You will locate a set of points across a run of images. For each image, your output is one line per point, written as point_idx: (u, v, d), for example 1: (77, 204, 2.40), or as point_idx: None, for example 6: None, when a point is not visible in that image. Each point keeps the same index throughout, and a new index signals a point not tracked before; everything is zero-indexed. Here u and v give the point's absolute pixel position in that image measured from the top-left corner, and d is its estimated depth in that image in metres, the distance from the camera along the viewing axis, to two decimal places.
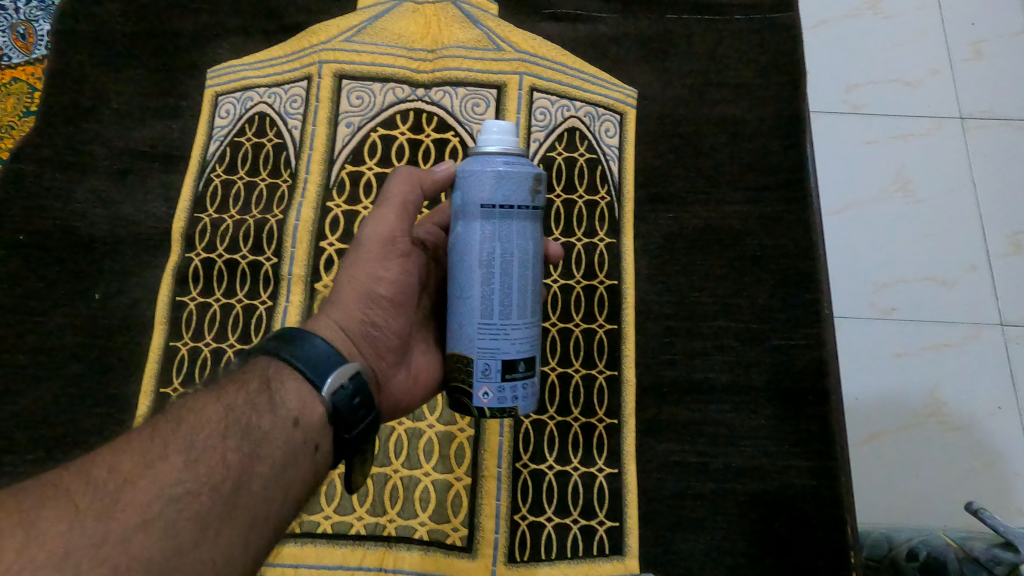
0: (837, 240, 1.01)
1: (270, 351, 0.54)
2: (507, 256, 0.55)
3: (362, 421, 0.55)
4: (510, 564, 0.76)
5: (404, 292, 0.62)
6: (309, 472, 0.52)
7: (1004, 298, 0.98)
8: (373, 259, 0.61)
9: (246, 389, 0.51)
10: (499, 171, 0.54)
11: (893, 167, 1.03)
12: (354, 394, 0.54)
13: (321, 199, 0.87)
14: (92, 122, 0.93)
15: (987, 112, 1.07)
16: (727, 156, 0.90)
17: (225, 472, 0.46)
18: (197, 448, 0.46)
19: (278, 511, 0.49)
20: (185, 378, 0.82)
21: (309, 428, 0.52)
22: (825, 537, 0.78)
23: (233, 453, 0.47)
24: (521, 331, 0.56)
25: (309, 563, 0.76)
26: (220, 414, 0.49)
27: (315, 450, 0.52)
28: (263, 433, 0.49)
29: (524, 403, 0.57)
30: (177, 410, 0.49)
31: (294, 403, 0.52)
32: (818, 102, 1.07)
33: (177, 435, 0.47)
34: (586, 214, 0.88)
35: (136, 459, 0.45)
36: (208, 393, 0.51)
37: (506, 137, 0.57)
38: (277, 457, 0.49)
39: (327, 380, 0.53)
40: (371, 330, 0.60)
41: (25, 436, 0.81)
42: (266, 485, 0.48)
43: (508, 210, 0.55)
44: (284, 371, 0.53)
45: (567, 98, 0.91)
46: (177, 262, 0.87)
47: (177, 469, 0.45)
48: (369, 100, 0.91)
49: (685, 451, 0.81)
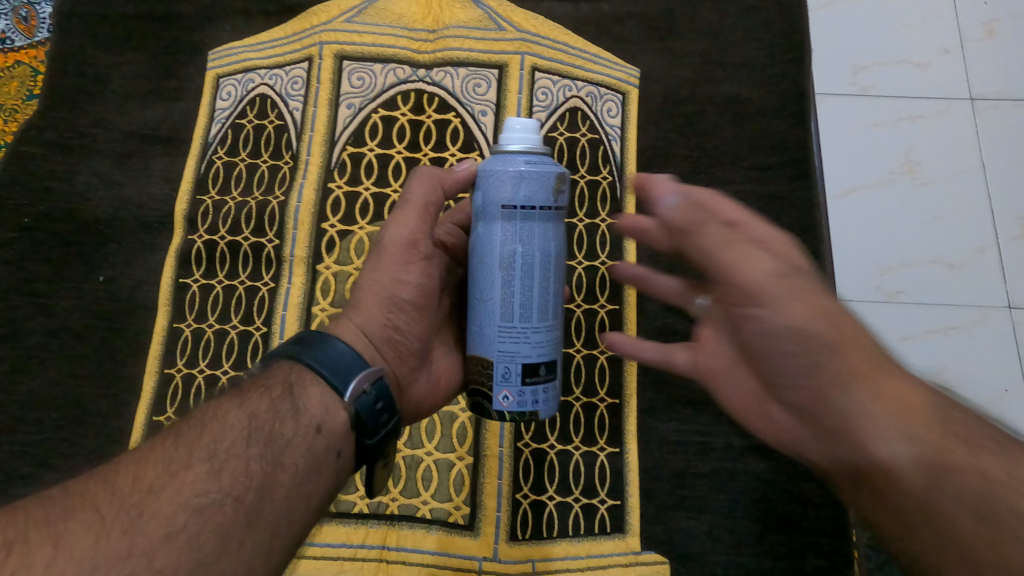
0: (843, 223, 1.00)
1: (292, 355, 0.53)
2: (529, 258, 0.53)
3: (384, 427, 0.53)
4: (512, 542, 0.76)
5: (426, 296, 0.61)
6: (331, 480, 0.50)
7: (1013, 281, 0.97)
8: (396, 262, 0.60)
9: (269, 395, 0.50)
10: (520, 171, 0.52)
11: (901, 148, 1.02)
12: (377, 399, 0.52)
13: (322, 180, 0.88)
14: (95, 105, 0.93)
15: (998, 93, 1.05)
16: (731, 135, 0.90)
17: (248, 481, 0.44)
18: (220, 458, 0.45)
19: (301, 519, 0.47)
20: (189, 359, 0.82)
21: (331, 434, 0.50)
22: (826, 516, 0.78)
23: (256, 462, 0.46)
24: (542, 334, 0.54)
25: (313, 541, 0.76)
26: (242, 422, 0.48)
27: (337, 457, 0.51)
28: (285, 442, 0.48)
29: (546, 407, 0.55)
30: (199, 416, 0.48)
31: (316, 409, 0.50)
32: (826, 84, 1.06)
33: (199, 444, 0.45)
34: (588, 195, 0.87)
35: (160, 469, 0.43)
36: (230, 399, 0.49)
37: (529, 135, 0.55)
38: (299, 466, 0.47)
39: (350, 386, 0.52)
40: (394, 335, 0.59)
41: (31, 415, 0.82)
42: (288, 495, 0.46)
43: (529, 211, 0.53)
44: (306, 376, 0.52)
45: (568, 78, 0.91)
46: (180, 244, 0.87)
47: (200, 479, 0.43)
48: (370, 81, 0.91)
49: (688, 431, 0.81)
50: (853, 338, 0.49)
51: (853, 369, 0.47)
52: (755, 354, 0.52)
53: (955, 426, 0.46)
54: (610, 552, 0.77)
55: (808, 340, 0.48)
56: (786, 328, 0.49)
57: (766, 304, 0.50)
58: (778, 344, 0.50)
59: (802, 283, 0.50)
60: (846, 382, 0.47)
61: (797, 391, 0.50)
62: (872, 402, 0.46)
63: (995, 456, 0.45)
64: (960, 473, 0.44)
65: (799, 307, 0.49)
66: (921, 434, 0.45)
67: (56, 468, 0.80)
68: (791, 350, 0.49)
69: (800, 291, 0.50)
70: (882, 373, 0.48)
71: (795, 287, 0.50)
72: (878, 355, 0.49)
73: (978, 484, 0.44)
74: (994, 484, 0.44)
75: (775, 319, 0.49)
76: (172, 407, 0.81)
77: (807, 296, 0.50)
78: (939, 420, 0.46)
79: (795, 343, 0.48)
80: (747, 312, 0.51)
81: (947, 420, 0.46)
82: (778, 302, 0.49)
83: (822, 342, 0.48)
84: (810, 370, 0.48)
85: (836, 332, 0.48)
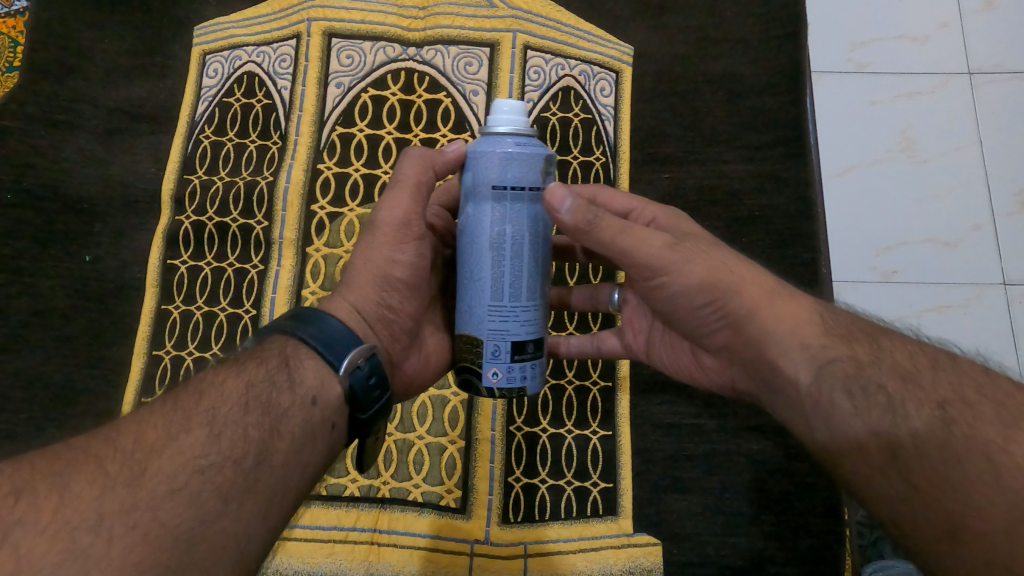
0: (838, 203, 0.99)
1: (286, 330, 0.51)
2: (518, 238, 0.52)
3: (378, 402, 0.51)
4: (504, 526, 0.76)
5: (418, 274, 0.60)
6: (325, 451, 0.49)
7: (1008, 257, 0.96)
8: (389, 242, 0.58)
9: (266, 365, 0.49)
10: (508, 152, 0.51)
11: (899, 126, 1.01)
12: (371, 374, 0.51)
13: (312, 161, 0.86)
14: (79, 81, 0.91)
15: (996, 68, 1.04)
16: (726, 113, 0.88)
17: (247, 446, 0.43)
18: (219, 423, 0.44)
19: (298, 486, 0.46)
20: (178, 341, 0.81)
21: (327, 407, 0.49)
22: (818, 496, 0.78)
23: (254, 429, 0.45)
24: (530, 312, 0.54)
25: (303, 523, 0.76)
26: (240, 390, 0.46)
27: (331, 429, 0.49)
28: (282, 410, 0.46)
29: (533, 383, 0.55)
30: (197, 383, 0.47)
31: (312, 380, 0.49)
32: (823, 62, 1.05)
33: (199, 407, 0.44)
34: (581, 176, 0.86)
35: (161, 430, 0.42)
36: (228, 367, 0.48)
37: (517, 117, 0.52)
38: (296, 435, 0.46)
39: (344, 360, 0.50)
40: (387, 312, 0.58)
41: (19, 395, 0.81)
42: (286, 461, 0.45)
43: (519, 193, 0.51)
44: (301, 350, 0.50)
45: (561, 57, 0.89)
46: (168, 224, 0.86)
47: (201, 441, 0.42)
48: (359, 59, 0.89)
49: (681, 413, 0.81)
50: (755, 280, 0.54)
51: (758, 301, 0.53)
52: (673, 315, 0.59)
53: (858, 335, 0.50)
54: (602, 534, 0.77)
55: (709, 290, 0.54)
56: (691, 287, 0.54)
57: (664, 269, 0.54)
58: (688, 300, 0.55)
59: (698, 249, 0.55)
60: (752, 313, 0.53)
61: (719, 336, 0.57)
62: (777, 324, 0.52)
63: (905, 354, 0.48)
64: (861, 368, 0.47)
65: (696, 265, 0.54)
66: (818, 344, 0.50)
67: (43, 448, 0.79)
68: (698, 303, 0.55)
69: (694, 251, 0.55)
70: (779, 298, 0.53)
71: (687, 250, 0.55)
72: (791, 293, 0.54)
73: (882, 378, 0.46)
74: (899, 377, 0.46)
75: (677, 280, 0.55)
76: (161, 388, 0.80)
77: (703, 254, 0.55)
78: (840, 333, 0.50)
79: (697, 296, 0.55)
80: (655, 283, 0.56)
81: (850, 332, 0.50)
82: (674, 264, 0.54)
83: (722, 288, 0.54)
84: (720, 316, 0.55)
85: (738, 277, 0.54)
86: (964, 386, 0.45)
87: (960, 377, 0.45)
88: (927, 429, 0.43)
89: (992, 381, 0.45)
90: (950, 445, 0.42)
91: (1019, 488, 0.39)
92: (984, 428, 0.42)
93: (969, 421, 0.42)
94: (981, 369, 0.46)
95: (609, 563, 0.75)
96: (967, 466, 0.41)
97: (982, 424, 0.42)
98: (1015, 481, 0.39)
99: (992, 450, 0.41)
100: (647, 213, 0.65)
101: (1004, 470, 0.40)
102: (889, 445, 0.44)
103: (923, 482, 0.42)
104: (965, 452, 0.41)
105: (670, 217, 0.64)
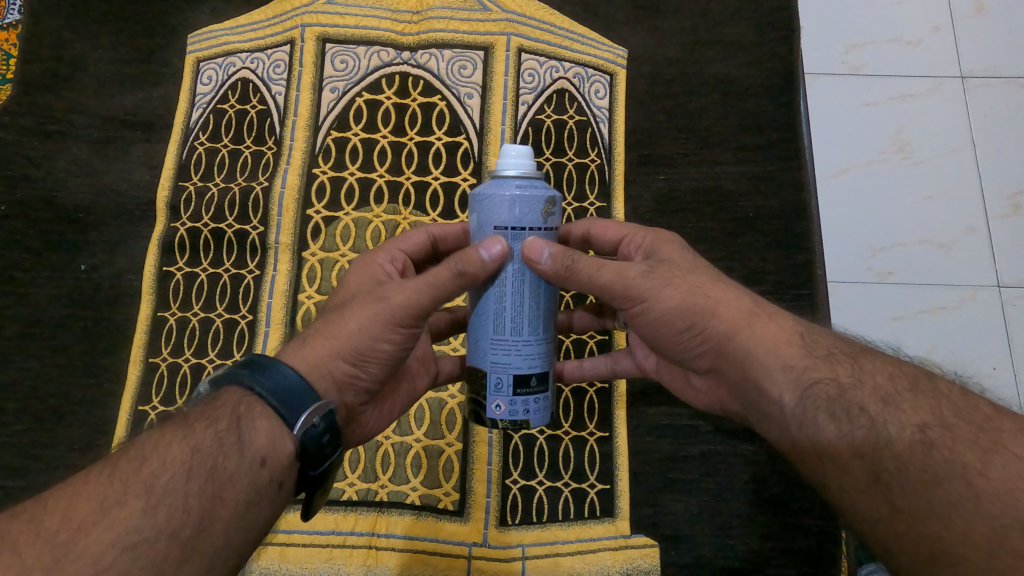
0: (833, 204, 0.99)
1: (244, 383, 0.49)
2: (522, 277, 0.53)
3: (328, 458, 0.51)
4: (502, 528, 0.76)
5: (404, 350, 0.57)
6: (272, 511, 0.48)
7: (1003, 259, 0.97)
8: (389, 322, 0.54)
9: (215, 427, 0.47)
10: (512, 196, 0.51)
11: (893, 128, 1.02)
12: (325, 432, 0.49)
13: (307, 166, 0.86)
14: (73, 90, 0.91)
15: (988, 71, 1.05)
16: (719, 115, 0.89)
17: (185, 517, 0.42)
18: (157, 492, 0.42)
19: (238, 551, 0.46)
20: (174, 348, 0.82)
21: (276, 467, 0.48)
22: (814, 497, 0.78)
23: (195, 497, 0.43)
24: (532, 346, 0.53)
25: (301, 529, 0.76)
26: (184, 455, 0.45)
27: (279, 488, 0.48)
28: (227, 475, 0.45)
29: (536, 416, 0.55)
30: (140, 447, 0.45)
31: (263, 441, 0.47)
32: (817, 64, 1.05)
33: (137, 477, 0.43)
34: (576, 178, 0.86)
35: (93, 504, 0.41)
36: (175, 429, 0.47)
37: (525, 161, 0.53)
38: (240, 501, 0.45)
39: (299, 418, 0.48)
40: (355, 375, 0.55)
41: (14, 406, 0.81)
42: (227, 528, 0.44)
43: (520, 231, 0.52)
44: (256, 407, 0.49)
45: (555, 59, 0.90)
46: (163, 232, 0.86)
47: (134, 514, 0.41)
48: (353, 64, 0.89)
49: (676, 415, 0.81)
50: (731, 301, 0.54)
51: (736, 323, 0.53)
52: (656, 340, 0.58)
53: (840, 356, 0.50)
54: (600, 536, 0.77)
55: (688, 313, 0.54)
56: (670, 311, 0.54)
57: (643, 296, 0.54)
58: (668, 325, 0.55)
59: (672, 271, 0.55)
60: (731, 335, 0.53)
61: (704, 358, 0.57)
62: (757, 346, 0.52)
63: (887, 376, 0.48)
64: (844, 390, 0.47)
65: (673, 289, 0.54)
66: (801, 365, 0.50)
67: (39, 458, 0.79)
68: (678, 327, 0.55)
69: (669, 276, 0.55)
70: (759, 320, 0.53)
71: (662, 274, 0.55)
72: (774, 311, 0.55)
73: (864, 400, 0.46)
74: (881, 400, 0.46)
75: (655, 306, 0.54)
76: (158, 397, 0.80)
77: (679, 278, 0.55)
78: (821, 354, 0.51)
79: (676, 321, 0.55)
80: (635, 311, 0.56)
81: (831, 353, 0.51)
82: (651, 290, 0.54)
83: (700, 311, 0.54)
84: (701, 340, 0.55)
85: (715, 300, 0.54)
86: (944, 411, 0.44)
87: (939, 400, 0.45)
88: (908, 452, 0.43)
89: (971, 404, 0.45)
90: (931, 466, 0.42)
91: (998, 513, 0.39)
92: (964, 451, 0.42)
93: (949, 445, 0.42)
94: (959, 392, 0.46)
95: (607, 565, 0.76)
96: (949, 489, 0.41)
97: (962, 448, 0.42)
98: (995, 505, 0.39)
99: (972, 474, 0.40)
100: (636, 237, 0.64)
101: (983, 494, 0.40)
102: (873, 467, 0.44)
103: (907, 505, 0.42)
104: (946, 475, 0.41)
105: (653, 238, 0.62)
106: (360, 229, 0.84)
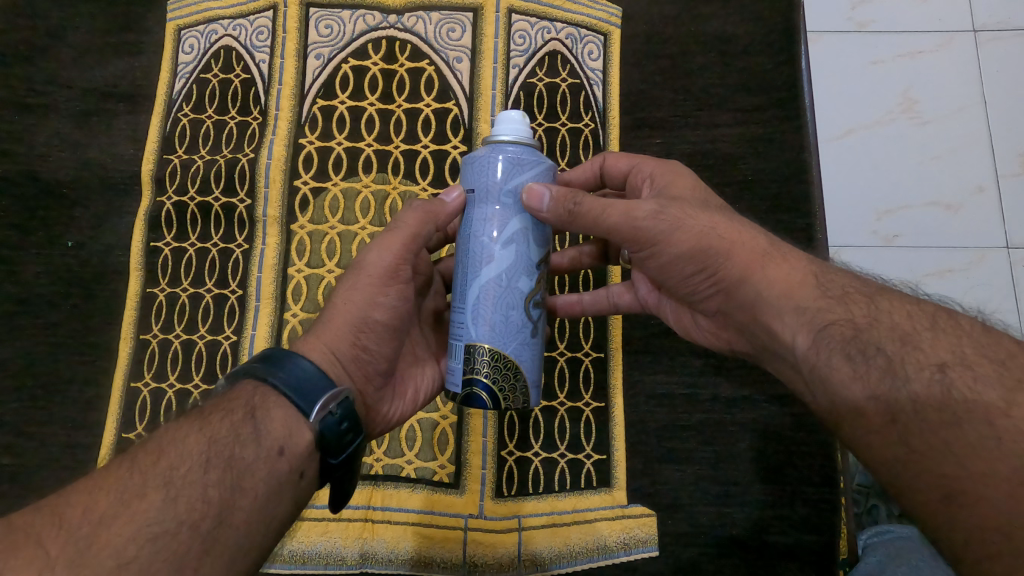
0: (835, 166, 0.97)
1: (256, 375, 0.48)
2: None
3: (349, 446, 0.49)
4: (498, 499, 0.76)
5: (401, 320, 0.56)
6: (292, 502, 0.47)
7: (1013, 219, 0.94)
8: (373, 287, 0.54)
9: (231, 417, 0.46)
10: None
11: (900, 87, 0.98)
12: (342, 419, 0.48)
13: (293, 136, 0.84)
14: (51, 62, 0.89)
15: (1002, 24, 1.00)
16: (716, 75, 0.86)
17: (206, 508, 0.41)
18: (177, 484, 0.41)
19: (260, 545, 0.44)
20: (165, 324, 0.81)
21: (295, 457, 0.46)
22: (814, 463, 0.77)
23: (214, 488, 0.42)
24: None
25: (316, 503, 0.76)
26: (201, 447, 0.44)
27: (300, 479, 0.47)
28: (245, 465, 0.44)
29: None
30: (158, 441, 0.44)
31: (280, 431, 0.46)
32: (822, 21, 1.01)
33: (156, 470, 0.42)
34: (570, 143, 0.84)
35: (113, 497, 0.40)
36: (191, 422, 0.46)
37: (506, 126, 0.52)
38: (260, 491, 0.44)
39: (315, 407, 0.47)
40: (362, 354, 0.54)
41: (7, 386, 0.80)
42: (248, 520, 0.43)
43: None
44: (270, 398, 0.48)
45: (547, 20, 0.87)
46: (150, 206, 0.84)
47: (155, 506, 0.40)
48: (338, 29, 0.87)
49: (676, 382, 0.80)
50: (745, 242, 0.52)
51: (749, 266, 0.51)
52: (664, 281, 0.57)
53: (854, 295, 0.48)
54: (597, 506, 0.76)
55: (700, 256, 0.52)
56: (680, 255, 0.53)
57: (653, 240, 0.53)
58: (677, 268, 0.54)
59: (682, 212, 0.53)
60: (743, 279, 0.51)
61: (713, 301, 0.56)
62: (769, 289, 0.50)
63: (904, 314, 0.45)
64: (859, 330, 0.45)
65: (683, 233, 0.52)
66: (814, 306, 0.48)
67: (36, 437, 0.79)
68: (689, 271, 0.54)
69: (680, 218, 0.52)
70: (772, 262, 0.51)
71: (673, 216, 0.52)
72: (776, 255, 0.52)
73: (881, 339, 0.44)
74: (898, 339, 0.43)
75: (666, 249, 0.53)
76: (150, 372, 0.79)
77: (690, 220, 0.52)
78: (835, 294, 0.48)
79: (688, 264, 0.53)
80: (645, 254, 0.54)
81: (845, 293, 0.48)
82: (661, 233, 0.52)
83: (711, 255, 0.52)
84: (711, 283, 0.53)
85: (729, 241, 0.52)
86: (965, 347, 0.42)
87: (960, 337, 0.43)
88: (926, 393, 0.41)
89: (993, 340, 0.42)
90: (950, 406, 0.40)
91: (1021, 453, 0.37)
92: (986, 390, 0.39)
93: (969, 384, 0.40)
94: (980, 328, 0.43)
95: (604, 535, 0.76)
96: (969, 429, 0.39)
97: (983, 386, 0.39)
98: (1016, 444, 0.37)
99: (994, 414, 0.38)
100: (645, 167, 0.63)
101: (1006, 433, 0.38)
102: (889, 409, 0.42)
103: (925, 452, 0.40)
104: (966, 416, 0.39)
105: (663, 170, 0.61)
106: (349, 200, 0.82)
